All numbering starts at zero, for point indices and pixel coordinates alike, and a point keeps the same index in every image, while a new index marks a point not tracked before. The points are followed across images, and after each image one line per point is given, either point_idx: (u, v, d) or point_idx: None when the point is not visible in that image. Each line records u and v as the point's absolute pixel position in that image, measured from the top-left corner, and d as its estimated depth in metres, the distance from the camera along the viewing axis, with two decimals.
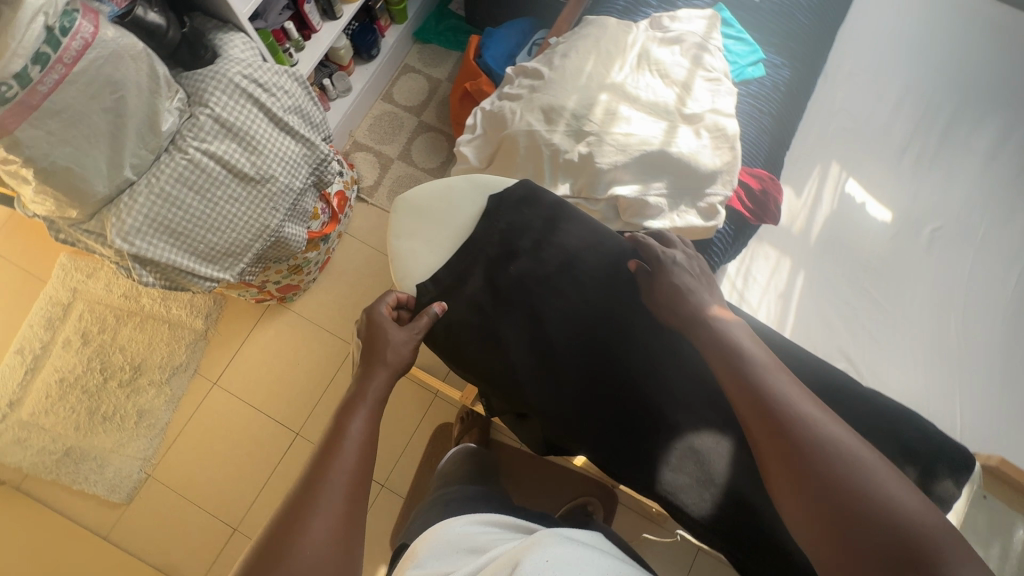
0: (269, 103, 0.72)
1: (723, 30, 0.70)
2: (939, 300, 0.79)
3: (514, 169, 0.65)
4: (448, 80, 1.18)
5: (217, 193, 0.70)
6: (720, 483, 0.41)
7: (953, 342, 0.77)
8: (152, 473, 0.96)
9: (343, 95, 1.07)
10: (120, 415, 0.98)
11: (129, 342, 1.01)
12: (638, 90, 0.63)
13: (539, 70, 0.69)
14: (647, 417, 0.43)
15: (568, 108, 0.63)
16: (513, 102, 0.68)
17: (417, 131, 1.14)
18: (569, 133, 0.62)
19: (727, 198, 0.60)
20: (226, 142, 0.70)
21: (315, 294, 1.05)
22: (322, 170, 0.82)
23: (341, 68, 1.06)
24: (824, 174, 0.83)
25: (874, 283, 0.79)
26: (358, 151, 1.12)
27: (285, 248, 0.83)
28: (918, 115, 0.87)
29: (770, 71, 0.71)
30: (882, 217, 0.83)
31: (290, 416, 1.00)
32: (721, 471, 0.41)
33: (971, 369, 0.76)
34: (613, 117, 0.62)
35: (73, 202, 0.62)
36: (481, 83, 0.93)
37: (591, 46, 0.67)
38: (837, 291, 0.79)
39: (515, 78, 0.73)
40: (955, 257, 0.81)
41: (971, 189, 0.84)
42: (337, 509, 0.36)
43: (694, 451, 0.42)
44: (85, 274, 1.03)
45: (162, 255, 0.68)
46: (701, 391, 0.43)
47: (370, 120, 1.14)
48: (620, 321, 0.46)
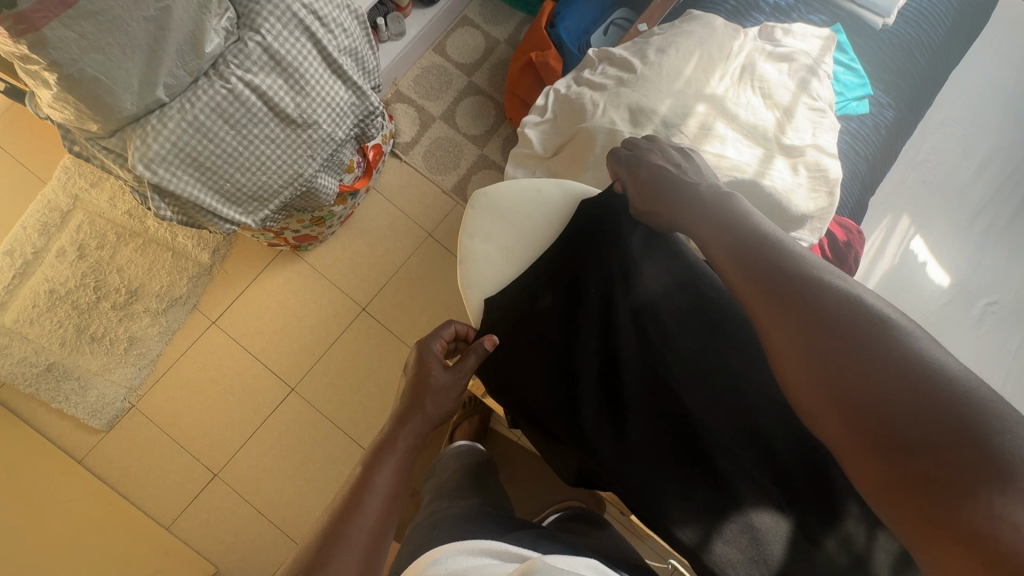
0: (325, 40, 0.65)
1: (835, 55, 0.64)
2: (980, 377, 0.76)
3: (585, 167, 0.60)
4: (508, 43, 1.09)
5: (254, 131, 0.64)
6: (773, 566, 0.38)
7: None
8: (136, 403, 0.92)
9: (394, 39, 0.99)
10: (109, 339, 0.93)
11: (128, 264, 0.94)
12: (738, 107, 0.57)
13: (629, 62, 0.62)
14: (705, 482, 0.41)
15: (659, 113, 0.57)
16: (594, 92, 0.62)
17: (466, 93, 1.06)
18: None
19: (810, 245, 0.55)
20: (273, 76, 0.63)
21: (332, 248, 1.00)
22: (367, 122, 0.75)
23: (397, 8, 0.97)
24: (892, 226, 0.79)
25: None
26: (400, 102, 1.04)
27: (314, 199, 0.77)
28: (1001, 181, 0.82)
29: (873, 110, 0.65)
30: (939, 281, 0.79)
31: (287, 369, 0.96)
32: (776, 554, 0.38)
33: None
34: (707, 133, 0.56)
35: (95, 116, 0.55)
36: (549, 56, 0.87)
37: (693, 46, 0.60)
38: None
39: (597, 64, 0.67)
40: (1005, 336, 0.78)
41: None
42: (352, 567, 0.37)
43: (751, 528, 0.39)
44: (88, 182, 0.95)
45: (185, 189, 0.62)
46: (767, 464, 0.40)
47: (418, 72, 1.06)
48: (691, 373, 0.43)
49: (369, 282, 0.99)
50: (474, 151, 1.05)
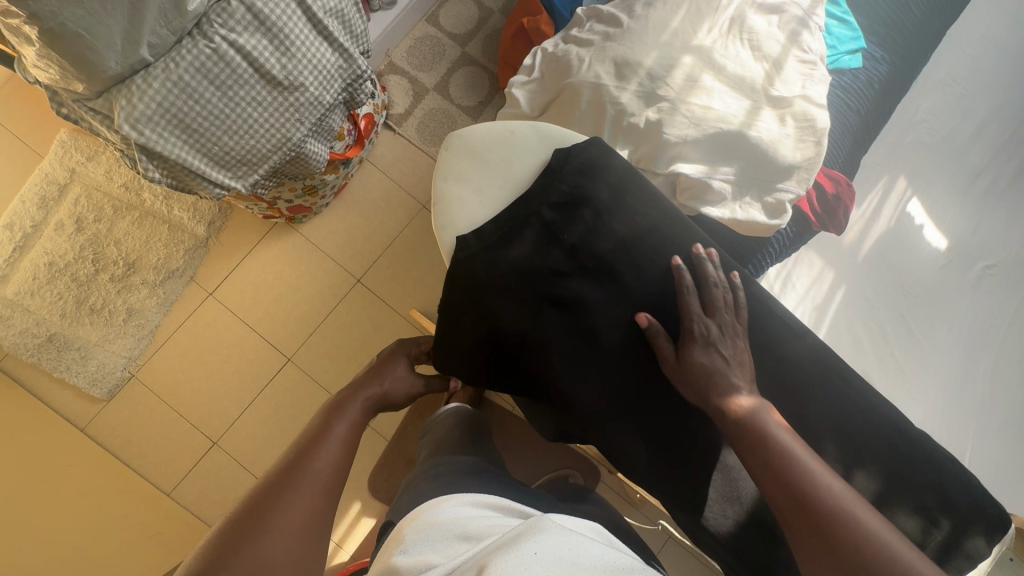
0: (309, 0, 0.64)
1: (829, 8, 0.63)
2: (976, 337, 0.75)
3: (572, 124, 0.59)
4: (502, 12, 1.08)
5: (240, 93, 0.64)
6: (746, 503, 0.43)
7: (981, 382, 0.73)
8: (137, 373, 0.94)
9: (386, 8, 0.98)
10: (108, 310, 0.94)
11: (125, 236, 0.95)
12: (727, 58, 0.56)
13: (616, 17, 0.61)
14: (687, 430, 0.44)
15: (645, 66, 0.56)
16: (581, 48, 0.61)
17: (459, 63, 1.06)
18: (640, 95, 0.56)
19: (798, 197, 0.55)
20: (257, 36, 0.62)
21: (326, 220, 1.00)
22: (356, 87, 0.75)
23: None
24: (888, 188, 0.78)
25: (913, 311, 0.75)
26: (393, 74, 1.04)
27: (304, 166, 0.77)
28: (1002, 142, 0.80)
29: (866, 64, 0.64)
30: (936, 244, 0.77)
31: (284, 340, 0.96)
32: (749, 492, 0.43)
33: (995, 414, 0.72)
34: (693, 84, 0.55)
35: (80, 75, 0.55)
36: (540, 22, 0.86)
37: None
38: (873, 313, 0.75)
39: (585, 22, 0.66)
40: (1003, 299, 0.77)
41: None
42: (304, 508, 0.39)
43: (727, 469, 0.43)
44: (85, 155, 0.96)
45: (173, 151, 0.62)
46: None
47: (411, 42, 1.05)
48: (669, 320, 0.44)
49: (364, 254, 1.00)
50: (468, 122, 1.04)
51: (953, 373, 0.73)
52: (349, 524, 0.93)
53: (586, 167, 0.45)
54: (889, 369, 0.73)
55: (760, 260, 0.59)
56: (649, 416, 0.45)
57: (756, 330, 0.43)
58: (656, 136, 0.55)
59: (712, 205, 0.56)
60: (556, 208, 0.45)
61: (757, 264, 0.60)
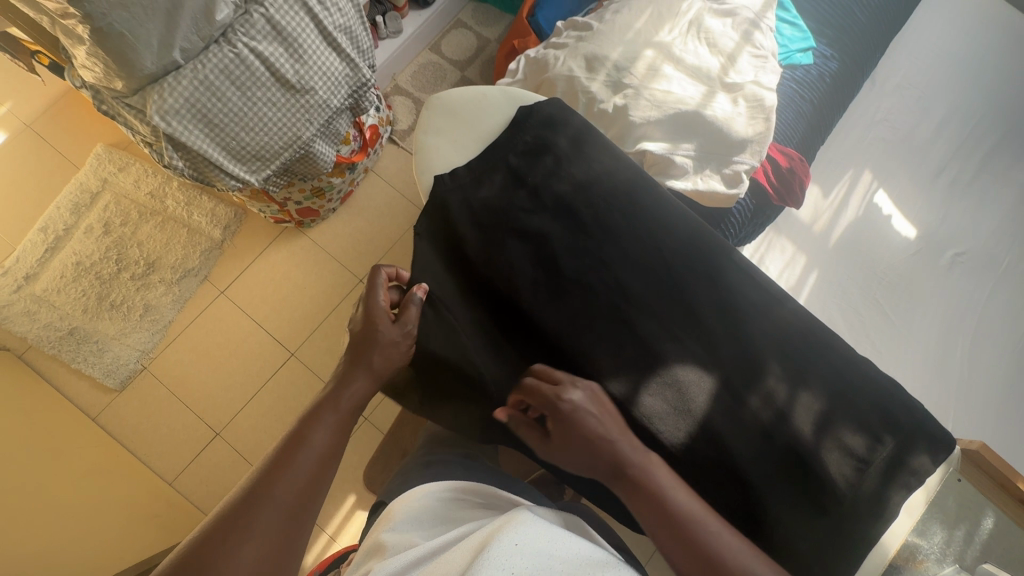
0: (321, 16, 0.73)
1: (778, 14, 0.70)
2: (949, 320, 0.78)
3: None
4: (498, 41, 1.19)
5: (257, 94, 0.72)
6: (696, 415, 0.44)
7: (957, 364, 0.75)
8: (148, 366, 0.98)
9: (393, 36, 1.09)
10: (127, 306, 1.00)
11: (147, 239, 1.03)
12: (685, 52, 0.64)
13: (588, 23, 0.69)
14: (639, 345, 0.46)
15: (611, 59, 0.63)
16: (558, 50, 0.69)
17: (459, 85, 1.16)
18: (608, 84, 0.63)
19: (753, 168, 0.61)
20: (274, 44, 0.71)
21: (333, 225, 1.07)
22: (360, 95, 0.84)
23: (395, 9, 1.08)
24: (854, 180, 0.83)
25: (886, 294, 0.78)
26: (398, 95, 1.14)
27: (312, 166, 0.85)
28: (961, 139, 0.86)
29: (817, 62, 0.71)
30: (905, 233, 0.81)
31: (289, 335, 1.01)
32: (699, 404, 0.45)
33: (972, 394, 0.74)
34: (654, 74, 0.62)
35: (120, 72, 0.64)
36: (528, 40, 0.95)
37: (645, 4, 0.67)
38: (847, 295, 0.77)
39: (563, 31, 0.74)
40: (974, 283, 0.80)
41: (1002, 220, 0.83)
42: (269, 536, 0.37)
43: (677, 382, 0.45)
44: (117, 167, 1.06)
45: (195, 142, 0.70)
46: (694, 329, 0.46)
47: (415, 67, 1.16)
48: (622, 247, 0.48)
49: (367, 256, 1.06)
50: None
51: (930, 354, 0.76)
52: (343, 517, 0.94)
53: (550, 120, 0.52)
54: (866, 349, 0.75)
55: (725, 230, 0.64)
56: (605, 334, 0.47)
57: (702, 262, 0.48)
58: (623, 119, 0.61)
59: (676, 178, 0.61)
60: (524, 155, 0.52)
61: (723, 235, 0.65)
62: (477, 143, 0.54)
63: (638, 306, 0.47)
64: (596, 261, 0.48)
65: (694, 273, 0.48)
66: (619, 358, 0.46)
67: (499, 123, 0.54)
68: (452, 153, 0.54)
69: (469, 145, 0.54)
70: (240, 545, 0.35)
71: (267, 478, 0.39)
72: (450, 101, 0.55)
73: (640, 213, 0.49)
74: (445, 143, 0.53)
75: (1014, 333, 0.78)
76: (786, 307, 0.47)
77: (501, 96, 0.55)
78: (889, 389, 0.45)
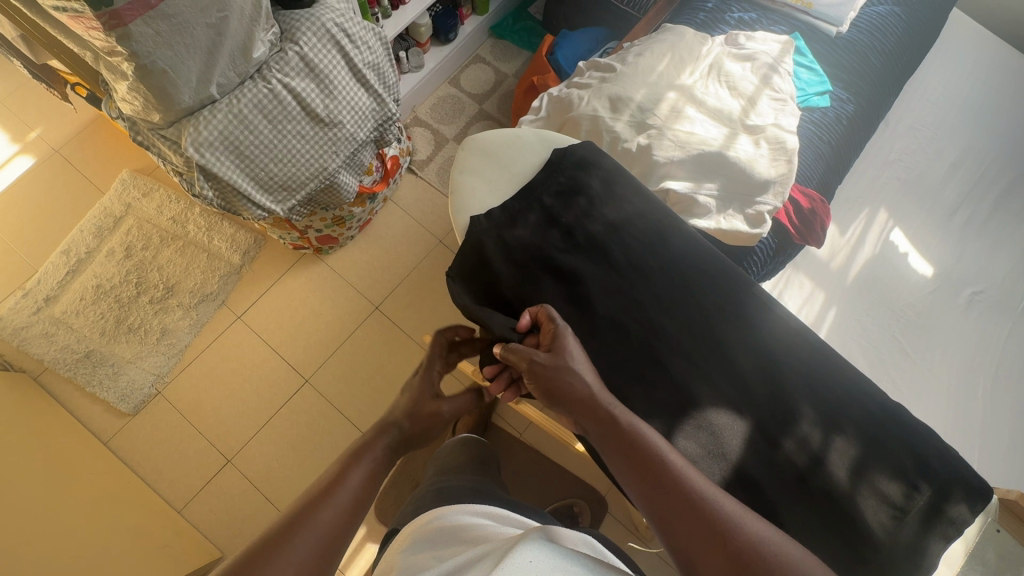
0: (352, 54, 0.76)
1: (795, 59, 0.73)
2: (971, 360, 0.77)
3: None
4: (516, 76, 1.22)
5: (288, 127, 0.74)
6: (730, 458, 0.45)
7: (980, 404, 0.75)
8: (162, 390, 0.98)
9: (414, 71, 1.12)
10: (144, 329, 1.01)
11: (167, 263, 1.04)
12: (706, 94, 0.65)
13: (611, 65, 0.71)
14: (672, 386, 0.47)
15: (635, 100, 0.65)
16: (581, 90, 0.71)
17: (477, 118, 1.18)
18: (632, 124, 0.64)
19: (775, 209, 0.62)
20: (307, 81, 0.74)
21: (351, 252, 1.08)
22: (385, 128, 0.86)
23: (417, 45, 1.11)
24: (870, 218, 0.84)
25: (906, 331, 0.78)
26: (417, 126, 1.17)
27: (335, 195, 0.87)
28: (975, 179, 0.87)
29: (834, 104, 0.73)
30: (923, 270, 0.82)
31: (303, 361, 1.02)
32: (733, 448, 0.45)
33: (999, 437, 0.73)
34: (677, 115, 0.64)
35: (159, 106, 0.66)
36: (548, 79, 0.97)
37: (666, 49, 0.69)
38: (867, 332, 0.77)
39: (585, 71, 0.76)
40: (994, 322, 0.80)
41: (1019, 260, 0.83)
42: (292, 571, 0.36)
43: (710, 425, 0.46)
44: (141, 192, 1.08)
45: (226, 173, 0.72)
46: (727, 372, 0.47)
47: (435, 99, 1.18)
48: (655, 288, 0.49)
49: (383, 282, 1.07)
50: None
51: (953, 394, 0.75)
52: (352, 549, 0.91)
53: (582, 162, 0.54)
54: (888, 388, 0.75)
55: (747, 267, 0.65)
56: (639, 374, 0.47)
57: (733, 303, 0.49)
58: (646, 158, 0.63)
59: (699, 217, 0.62)
60: (557, 196, 0.53)
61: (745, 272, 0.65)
62: (513, 184, 0.55)
63: (670, 347, 0.48)
64: (629, 301, 0.49)
65: (720, 312, 0.49)
66: (653, 398, 0.47)
67: (533, 165, 0.55)
68: (487, 194, 0.55)
69: (504, 186, 0.55)
70: None
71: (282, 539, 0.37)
72: (484, 144, 0.56)
73: (665, 252, 0.51)
74: (482, 184, 0.54)
75: None
76: (817, 350, 0.47)
77: (534, 139, 0.57)
78: (922, 434, 0.45)
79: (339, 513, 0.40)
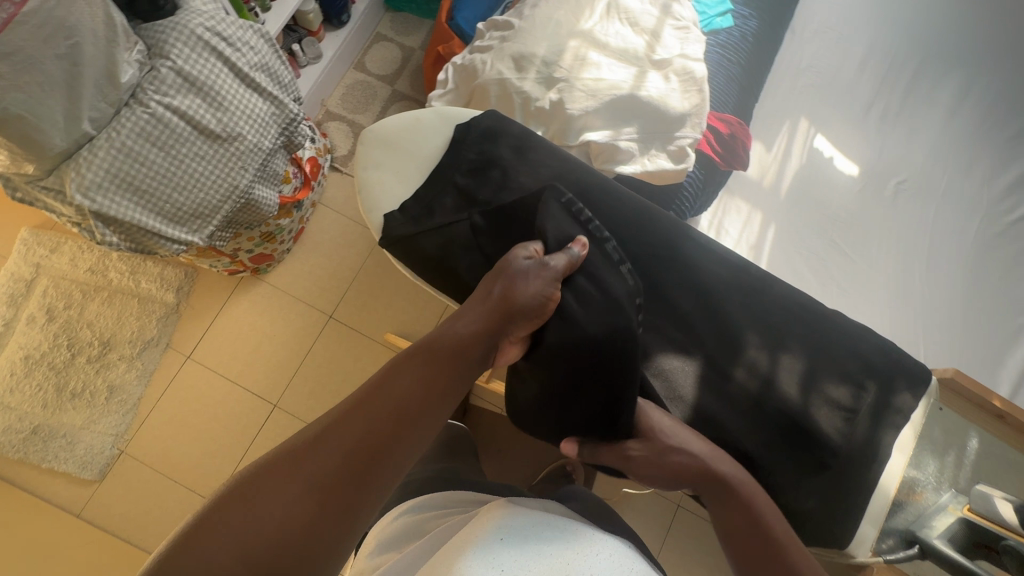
0: (233, 58, 0.70)
1: None
2: (905, 247, 0.81)
3: None
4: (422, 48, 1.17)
5: (182, 150, 0.69)
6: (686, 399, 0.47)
7: (918, 288, 0.79)
8: (125, 448, 0.94)
9: (313, 62, 1.05)
10: (89, 391, 0.95)
11: (97, 317, 0.98)
12: (608, 36, 0.64)
13: (509, 22, 0.68)
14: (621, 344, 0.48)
15: (538, 56, 0.62)
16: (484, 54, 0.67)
17: (392, 100, 1.13)
18: (540, 81, 0.62)
19: (696, 140, 0.61)
20: (190, 97, 0.68)
21: (291, 266, 1.04)
22: (292, 131, 0.81)
23: (310, 33, 1.04)
24: (792, 130, 0.85)
25: (841, 233, 0.80)
26: (331, 120, 1.11)
27: (256, 212, 0.82)
28: (883, 71, 0.89)
29: (737, 23, 0.73)
30: (848, 171, 0.84)
31: (267, 387, 0.98)
32: (687, 389, 0.47)
33: (937, 316, 0.78)
34: (583, 63, 0.62)
35: (29, 156, 0.60)
36: (453, 46, 0.93)
37: None
38: (805, 241, 0.79)
39: (486, 33, 0.73)
40: (920, 206, 0.83)
41: (936, 142, 0.86)
42: (292, 499, 0.32)
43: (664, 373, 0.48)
44: (48, 249, 1.00)
45: (126, 213, 0.66)
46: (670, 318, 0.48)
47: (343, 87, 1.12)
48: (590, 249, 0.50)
49: (331, 291, 1.03)
50: None
51: (893, 284, 0.79)
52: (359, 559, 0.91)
53: (491, 134, 0.53)
54: (832, 291, 0.78)
55: (680, 204, 0.65)
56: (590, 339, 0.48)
57: (667, 249, 0.51)
58: (562, 113, 0.61)
59: (624, 163, 0.61)
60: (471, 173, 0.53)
61: (679, 209, 0.66)
62: (421, 168, 0.55)
63: None
64: None
65: (653, 259, 0.50)
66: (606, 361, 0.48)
67: (439, 145, 0.55)
68: (398, 185, 0.55)
69: (412, 173, 0.55)
70: (259, 520, 0.31)
71: (313, 443, 0.35)
72: (384, 132, 0.55)
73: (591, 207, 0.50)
74: (389, 176, 0.54)
75: (965, 248, 0.82)
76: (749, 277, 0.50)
77: (435, 118, 0.56)
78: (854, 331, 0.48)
79: (354, 441, 0.35)
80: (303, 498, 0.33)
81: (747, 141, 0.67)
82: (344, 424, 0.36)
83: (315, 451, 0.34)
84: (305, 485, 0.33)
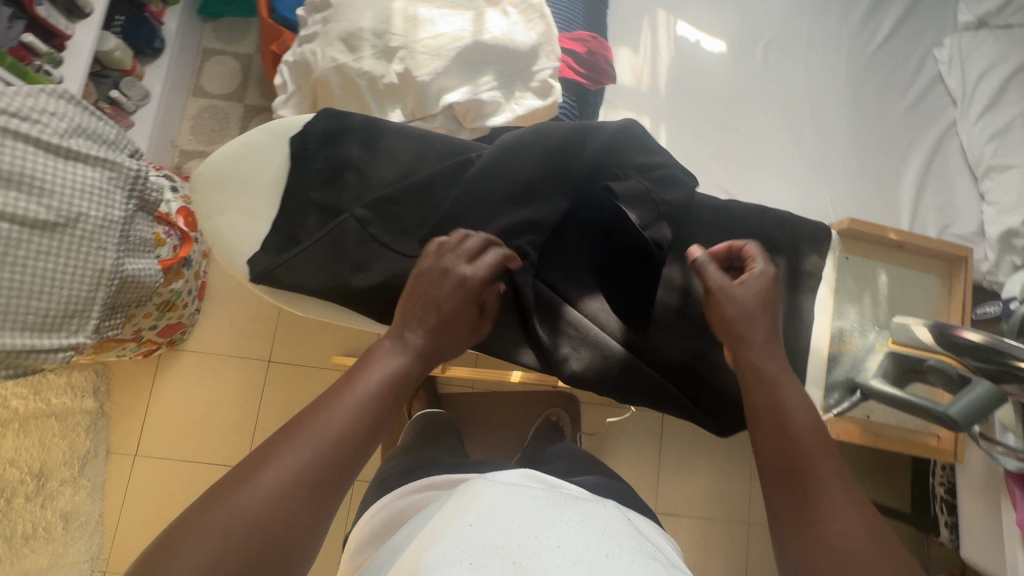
0: (36, 134, 0.62)
1: None
2: (791, 105, 0.83)
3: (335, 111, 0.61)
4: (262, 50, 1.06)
5: (19, 253, 0.60)
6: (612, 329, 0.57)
7: (807, 141, 0.82)
8: (106, 568, 0.88)
9: (143, 104, 0.95)
10: (43, 528, 0.88)
11: (17, 452, 0.88)
12: None
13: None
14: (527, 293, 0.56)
15: (365, 28, 0.57)
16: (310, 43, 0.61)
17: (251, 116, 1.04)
18: (377, 55, 0.57)
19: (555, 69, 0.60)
20: (5, 192, 0.60)
21: (208, 326, 0.97)
22: (143, 188, 0.72)
23: (126, 73, 0.92)
24: (654, 24, 0.83)
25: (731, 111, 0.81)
26: (191, 160, 1.01)
27: (140, 287, 0.73)
28: None
29: None
30: (718, 49, 0.84)
31: (232, 453, 0.93)
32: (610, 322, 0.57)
33: (834, 165, 0.81)
34: (413, 22, 0.58)
35: None
36: (286, 41, 0.83)
37: None
38: (700, 129, 0.80)
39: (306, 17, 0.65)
40: (790, 61, 0.85)
41: None
42: (315, 455, 0.33)
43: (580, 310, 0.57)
44: None
45: None
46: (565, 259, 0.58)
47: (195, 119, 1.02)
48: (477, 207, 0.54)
49: (260, 335, 0.97)
50: None
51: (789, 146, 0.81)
52: None
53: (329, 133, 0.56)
54: (735, 170, 0.80)
55: None
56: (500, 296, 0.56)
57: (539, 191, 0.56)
58: (412, 83, 0.57)
59: (493, 116, 0.59)
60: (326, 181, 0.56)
61: None
62: (271, 189, 0.57)
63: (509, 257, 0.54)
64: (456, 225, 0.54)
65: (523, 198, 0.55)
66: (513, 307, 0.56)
67: (280, 163, 0.57)
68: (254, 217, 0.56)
69: (264, 199, 0.56)
70: (283, 475, 0.32)
71: (316, 408, 0.35)
72: (215, 171, 0.56)
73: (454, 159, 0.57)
74: (241, 214, 0.56)
75: (844, 88, 0.84)
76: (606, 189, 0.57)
77: (266, 136, 0.57)
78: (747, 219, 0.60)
79: (363, 404, 0.36)
80: (322, 453, 0.33)
81: (609, 53, 0.66)
82: (339, 405, 0.35)
83: (328, 409, 0.35)
84: (325, 441, 0.34)
